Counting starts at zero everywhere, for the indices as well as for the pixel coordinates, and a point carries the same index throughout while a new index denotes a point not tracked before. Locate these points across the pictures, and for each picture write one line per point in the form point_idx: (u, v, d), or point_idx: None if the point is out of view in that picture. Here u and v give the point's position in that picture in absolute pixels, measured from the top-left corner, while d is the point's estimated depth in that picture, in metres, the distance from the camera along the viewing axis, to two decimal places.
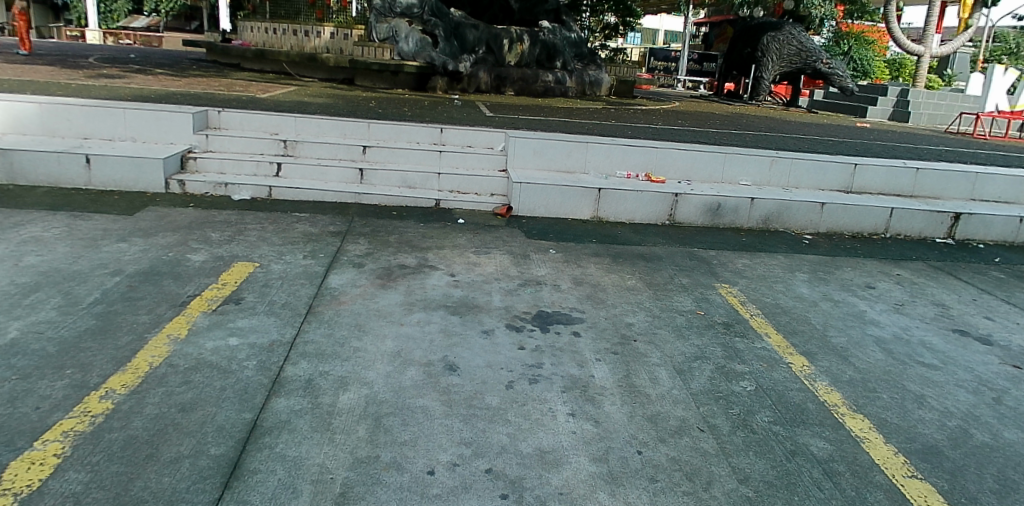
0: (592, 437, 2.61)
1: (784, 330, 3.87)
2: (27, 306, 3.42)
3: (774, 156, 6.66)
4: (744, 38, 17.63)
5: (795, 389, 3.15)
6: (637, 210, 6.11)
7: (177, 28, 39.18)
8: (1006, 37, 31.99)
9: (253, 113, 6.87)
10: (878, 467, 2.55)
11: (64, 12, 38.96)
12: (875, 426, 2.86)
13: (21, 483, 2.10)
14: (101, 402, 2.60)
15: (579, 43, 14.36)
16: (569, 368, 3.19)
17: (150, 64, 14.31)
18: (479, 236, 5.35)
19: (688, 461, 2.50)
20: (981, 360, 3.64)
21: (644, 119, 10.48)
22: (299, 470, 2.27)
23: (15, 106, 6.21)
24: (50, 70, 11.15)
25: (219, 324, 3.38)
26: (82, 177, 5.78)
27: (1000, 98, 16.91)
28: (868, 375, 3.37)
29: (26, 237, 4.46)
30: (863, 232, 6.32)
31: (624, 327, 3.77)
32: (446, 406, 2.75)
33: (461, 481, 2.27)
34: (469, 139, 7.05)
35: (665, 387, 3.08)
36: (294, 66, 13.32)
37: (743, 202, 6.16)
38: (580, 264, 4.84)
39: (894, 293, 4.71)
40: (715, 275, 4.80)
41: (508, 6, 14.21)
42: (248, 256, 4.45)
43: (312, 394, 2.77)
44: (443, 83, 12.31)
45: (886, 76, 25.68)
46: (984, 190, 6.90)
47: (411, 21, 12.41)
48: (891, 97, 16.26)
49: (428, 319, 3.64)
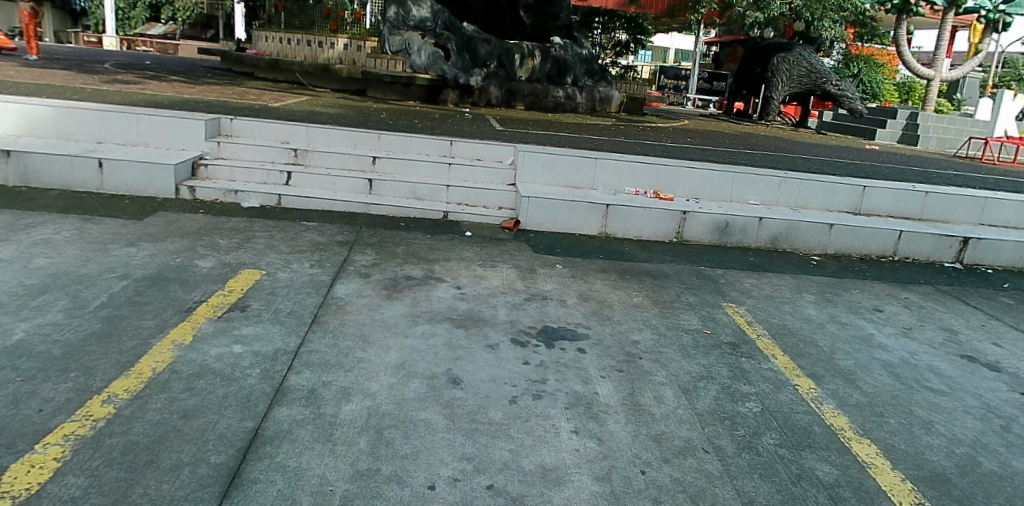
0: (595, 456, 2.58)
1: (792, 353, 3.83)
2: (35, 307, 3.44)
3: (783, 177, 6.64)
4: (752, 58, 17.60)
5: (802, 412, 3.11)
6: (645, 227, 6.10)
7: (193, 36, 39.83)
8: (1016, 62, 31.81)
9: (265, 122, 6.93)
10: (884, 494, 2.50)
11: (83, 19, 40.03)
12: (882, 452, 2.82)
13: (19, 486, 2.08)
14: (102, 406, 2.59)
15: (589, 60, 14.47)
16: (574, 385, 3.16)
17: (165, 70, 14.57)
18: (486, 249, 5.34)
19: (692, 483, 2.47)
20: (989, 387, 3.59)
21: (654, 136, 10.50)
22: (299, 481, 2.25)
23: (29, 107, 6.26)
24: (67, 74, 11.30)
25: (224, 331, 3.38)
26: (95, 181, 5.82)
27: (1008, 123, 16.43)
28: (875, 399, 3.32)
29: (36, 239, 4.49)
30: (871, 255, 6.27)
31: (629, 344, 3.73)
32: (448, 421, 2.73)
33: (461, 496, 2.24)
34: (479, 153, 7.10)
35: (670, 406, 3.06)
36: (308, 76, 13.47)
37: (752, 222, 6.14)
38: (587, 280, 4.82)
39: (903, 317, 4.66)
40: (722, 295, 4.77)
41: (521, 23, 14.28)
42: (256, 263, 4.46)
43: (314, 405, 2.76)
44: (453, 96, 12.39)
45: (895, 99, 25.65)
46: (993, 216, 6.84)
47: (424, 34, 12.69)
48: (900, 120, 16.26)
49: (432, 331, 3.63)
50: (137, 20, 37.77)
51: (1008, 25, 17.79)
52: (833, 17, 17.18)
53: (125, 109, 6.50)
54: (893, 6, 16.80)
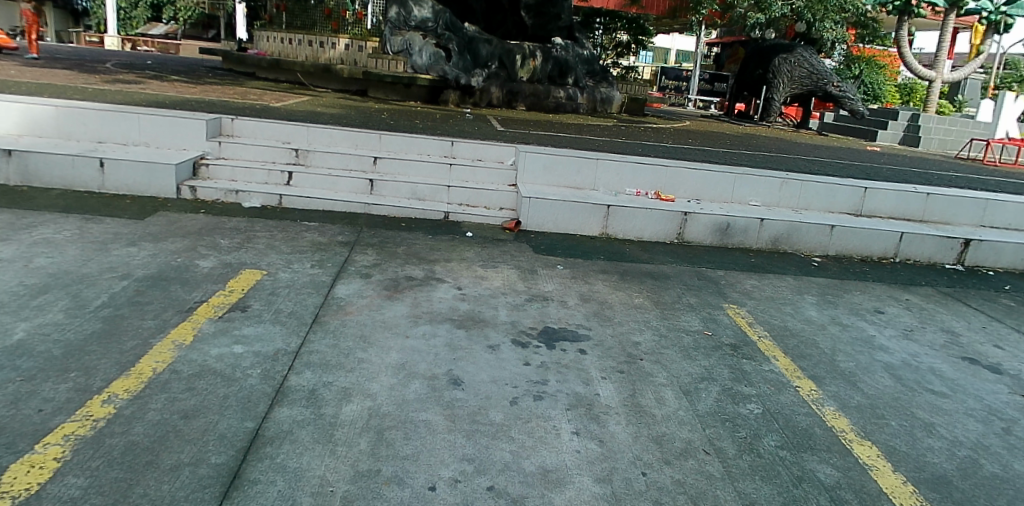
0: (596, 458, 2.58)
1: (793, 354, 3.82)
2: (35, 307, 3.44)
3: (785, 178, 6.64)
4: (754, 59, 17.59)
5: (803, 414, 3.11)
6: (646, 228, 6.10)
7: (195, 36, 39.87)
8: (1017, 64, 31.85)
9: (266, 122, 6.93)
10: (886, 497, 2.50)
11: (84, 19, 40.04)
12: (883, 454, 2.81)
13: (20, 486, 2.08)
14: (103, 406, 2.59)
15: (590, 61, 14.47)
16: (574, 386, 3.16)
17: (166, 70, 14.58)
18: (487, 250, 5.33)
19: (693, 484, 2.46)
20: (990, 389, 3.58)
21: (655, 137, 10.50)
22: (299, 482, 2.25)
23: (30, 106, 6.26)
24: (69, 74, 11.31)
25: (224, 332, 3.38)
26: (96, 181, 5.82)
27: (1010, 125, 16.41)
28: (877, 401, 3.32)
29: (37, 238, 4.49)
30: (873, 256, 6.27)
31: (630, 346, 3.73)
32: (449, 421, 2.73)
33: (462, 497, 2.24)
34: (480, 154, 7.10)
35: (671, 407, 3.05)
36: (309, 77, 13.49)
37: (753, 223, 6.13)
38: (588, 280, 4.82)
39: (904, 319, 4.65)
40: (723, 296, 4.77)
41: (522, 23, 14.28)
42: (257, 264, 4.46)
43: (315, 405, 2.75)
44: (454, 96, 12.39)
45: (895, 100, 25.66)
46: (995, 217, 6.84)
47: (425, 34, 12.67)
48: (901, 121, 16.22)
49: (433, 332, 3.62)
50: (138, 20, 37.92)
51: (1010, 27, 17.75)
52: (835, 18, 17.15)
53: (127, 109, 6.51)
54: (895, 7, 16.76)
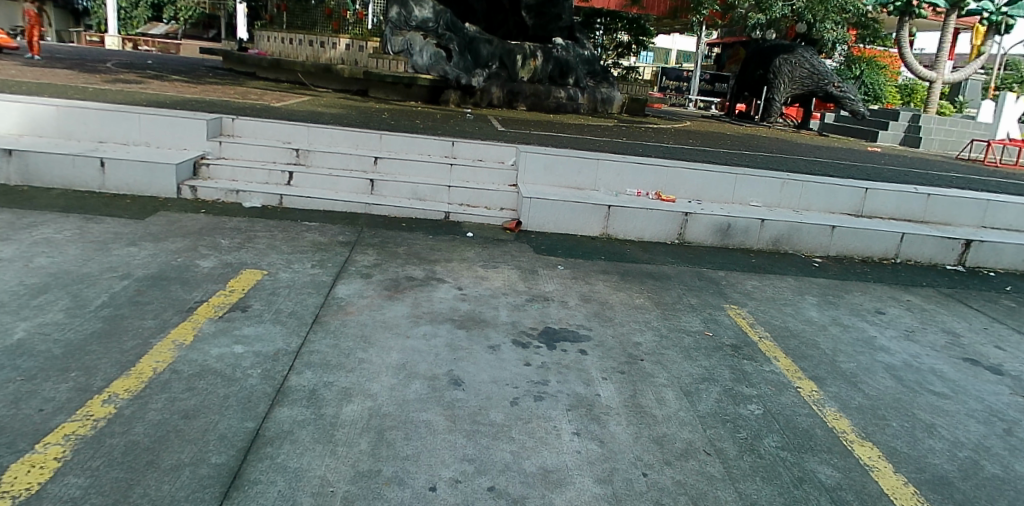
0: (597, 458, 2.57)
1: (794, 355, 3.82)
2: (36, 306, 3.44)
3: (785, 178, 6.64)
4: (754, 60, 17.58)
5: (804, 415, 3.10)
6: (647, 229, 6.09)
7: (195, 36, 39.84)
8: (1017, 66, 31.86)
9: (266, 122, 6.93)
10: (887, 498, 2.49)
11: (84, 18, 39.98)
12: (884, 455, 2.81)
13: (19, 486, 2.08)
14: (103, 406, 2.59)
15: (590, 61, 14.46)
16: (574, 386, 3.16)
17: (167, 70, 14.58)
18: (488, 250, 5.33)
19: (694, 485, 2.46)
20: (991, 390, 3.58)
21: (655, 137, 10.50)
22: (300, 482, 2.24)
23: (31, 106, 6.26)
24: (69, 74, 11.30)
25: (224, 332, 3.38)
26: (96, 180, 5.82)
27: (1010, 126, 16.41)
28: (877, 402, 3.31)
29: (38, 238, 4.49)
30: (873, 257, 6.26)
31: (630, 346, 3.72)
32: (449, 422, 2.72)
33: (463, 497, 2.24)
34: (480, 154, 7.09)
35: (672, 408, 3.05)
36: (310, 76, 13.49)
37: (754, 224, 6.12)
38: (588, 281, 4.82)
39: (905, 319, 4.65)
40: (724, 297, 4.76)
41: (523, 23, 14.28)
42: (257, 264, 4.45)
43: (315, 405, 2.75)
44: (455, 97, 12.40)
45: (896, 101, 25.67)
46: (996, 218, 6.83)
47: (426, 35, 12.66)
48: (902, 122, 16.20)
49: (433, 332, 3.62)
50: (138, 19, 37.95)
51: (1011, 28, 17.72)
52: (835, 19, 17.14)
53: (127, 108, 6.50)
54: (895, 8, 16.73)
